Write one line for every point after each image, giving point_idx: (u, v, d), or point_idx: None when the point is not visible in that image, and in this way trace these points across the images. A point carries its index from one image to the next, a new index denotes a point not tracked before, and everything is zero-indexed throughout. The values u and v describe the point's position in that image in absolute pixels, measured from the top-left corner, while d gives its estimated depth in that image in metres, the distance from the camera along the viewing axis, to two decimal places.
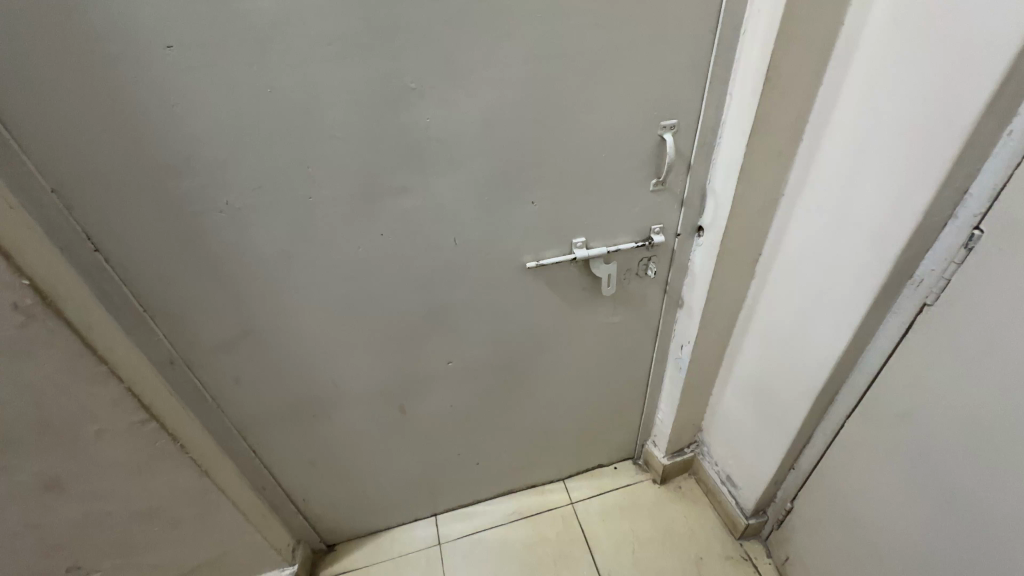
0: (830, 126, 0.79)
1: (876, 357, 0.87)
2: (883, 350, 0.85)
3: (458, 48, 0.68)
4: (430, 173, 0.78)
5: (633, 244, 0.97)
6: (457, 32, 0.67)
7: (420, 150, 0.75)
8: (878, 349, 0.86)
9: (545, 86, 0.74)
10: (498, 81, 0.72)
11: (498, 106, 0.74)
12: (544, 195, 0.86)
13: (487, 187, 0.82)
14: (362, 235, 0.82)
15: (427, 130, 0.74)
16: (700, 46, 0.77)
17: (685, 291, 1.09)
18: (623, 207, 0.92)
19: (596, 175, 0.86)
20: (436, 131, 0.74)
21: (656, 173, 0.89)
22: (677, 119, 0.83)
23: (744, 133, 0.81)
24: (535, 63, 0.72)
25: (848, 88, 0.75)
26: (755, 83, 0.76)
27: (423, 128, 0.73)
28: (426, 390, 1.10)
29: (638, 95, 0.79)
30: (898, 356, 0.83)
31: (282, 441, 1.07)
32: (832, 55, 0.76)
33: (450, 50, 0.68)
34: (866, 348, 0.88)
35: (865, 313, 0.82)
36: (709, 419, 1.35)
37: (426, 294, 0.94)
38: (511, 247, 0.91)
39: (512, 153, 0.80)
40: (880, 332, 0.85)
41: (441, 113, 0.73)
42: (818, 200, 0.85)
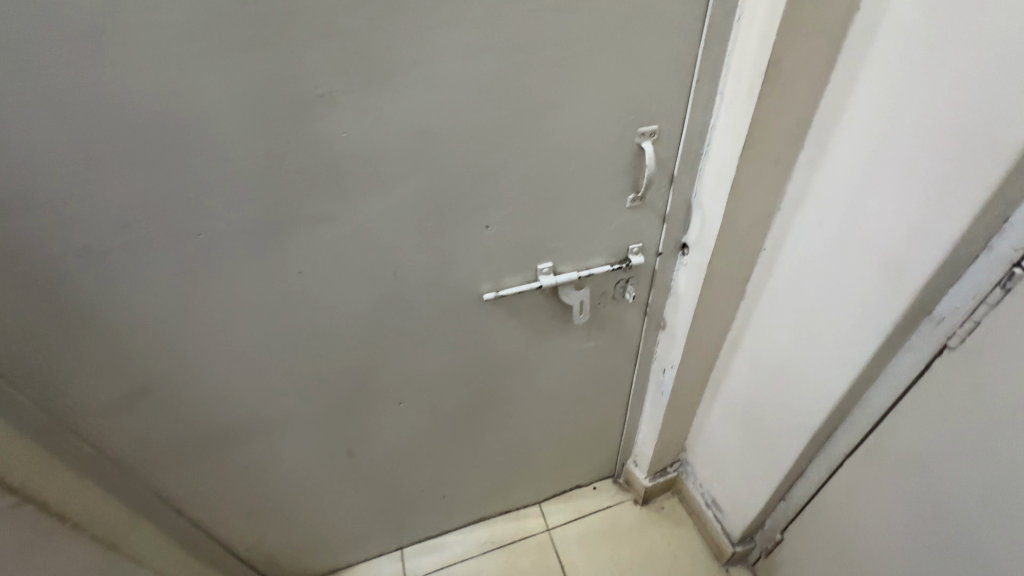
0: (838, 133, 0.66)
1: (882, 399, 0.76)
2: (892, 391, 0.74)
3: (376, 40, 0.52)
4: (356, 196, 0.63)
5: (608, 266, 0.83)
6: (371, 20, 0.51)
7: (339, 169, 0.60)
8: (886, 390, 0.75)
9: (494, 86, 0.59)
10: (432, 82, 0.56)
11: (437, 115, 0.59)
12: (502, 216, 0.72)
13: (429, 212, 0.67)
14: (276, 272, 0.67)
15: (344, 145, 0.58)
16: (686, 35, 0.62)
17: (667, 312, 0.97)
18: (596, 226, 0.78)
19: (562, 192, 0.72)
20: (356, 146, 0.59)
21: (633, 188, 0.75)
22: (658, 125, 0.69)
23: (737, 141, 0.68)
24: (479, 58, 0.56)
25: (863, 89, 0.62)
26: (752, 83, 0.63)
27: (339, 143, 0.58)
28: (376, 431, 0.97)
29: (611, 97, 0.64)
30: (909, 400, 0.72)
31: (211, 495, 0.93)
32: (842, 49, 0.63)
33: (365, 45, 0.52)
34: (872, 386, 0.77)
35: (874, 351, 0.71)
36: (694, 439, 1.26)
37: (365, 332, 0.80)
38: (464, 277, 0.77)
39: (458, 171, 0.65)
40: (890, 371, 0.74)
41: (361, 123, 0.57)
42: (821, 220, 0.73)
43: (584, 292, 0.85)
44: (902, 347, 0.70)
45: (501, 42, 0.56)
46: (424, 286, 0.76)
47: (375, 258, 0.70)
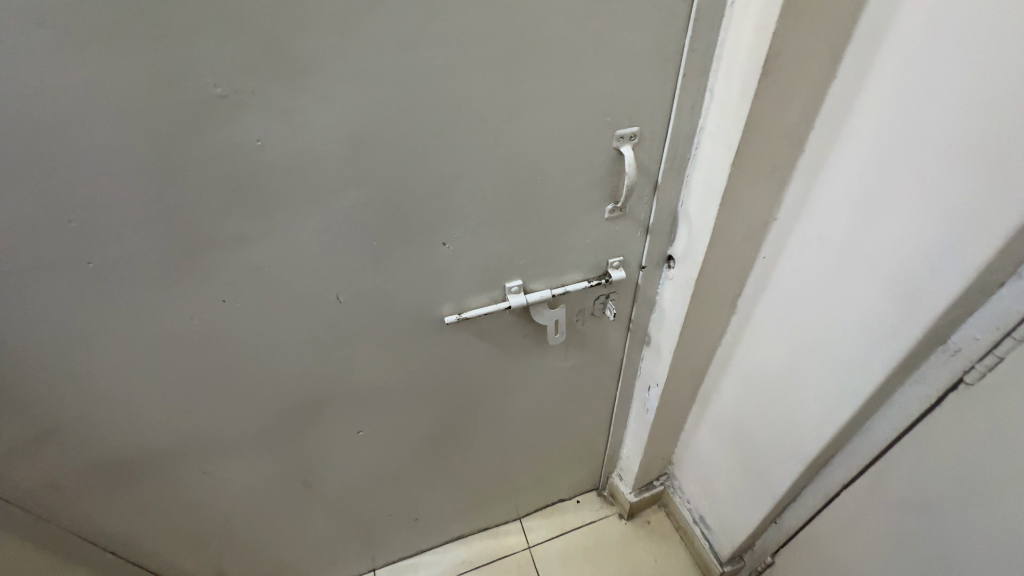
0: (845, 136, 0.58)
1: (884, 431, 0.69)
2: (896, 424, 0.67)
3: (286, 28, 0.42)
4: (281, 214, 0.53)
5: (586, 283, 0.75)
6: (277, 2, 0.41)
7: (256, 183, 0.50)
8: (889, 421, 0.68)
9: (441, 82, 0.49)
10: (364, 80, 0.47)
11: (373, 118, 0.49)
12: (461, 232, 0.62)
13: (373, 229, 0.58)
14: (195, 299, 0.58)
15: (260, 154, 0.48)
16: (671, 22, 0.52)
17: (652, 328, 0.89)
18: (570, 239, 0.69)
19: (530, 204, 0.63)
20: (274, 156, 0.49)
21: (612, 197, 0.66)
22: (639, 126, 0.60)
23: (730, 145, 0.59)
24: (419, 49, 0.47)
25: (876, 85, 0.53)
26: (746, 79, 0.53)
27: (253, 153, 0.48)
28: (334, 460, 0.89)
29: (583, 95, 0.55)
30: (915, 434, 0.65)
31: (151, 534, 0.85)
32: (852, 39, 0.54)
33: (273, 35, 0.42)
34: (873, 417, 0.70)
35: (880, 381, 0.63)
36: (680, 454, 1.19)
37: (311, 360, 0.71)
38: (421, 299, 0.68)
39: (403, 183, 0.55)
40: (894, 403, 0.66)
41: (278, 129, 0.47)
42: (822, 234, 0.64)
43: (559, 311, 0.76)
44: (911, 378, 0.63)
45: (446, 31, 0.46)
46: (375, 309, 0.67)
47: (314, 282, 0.61)
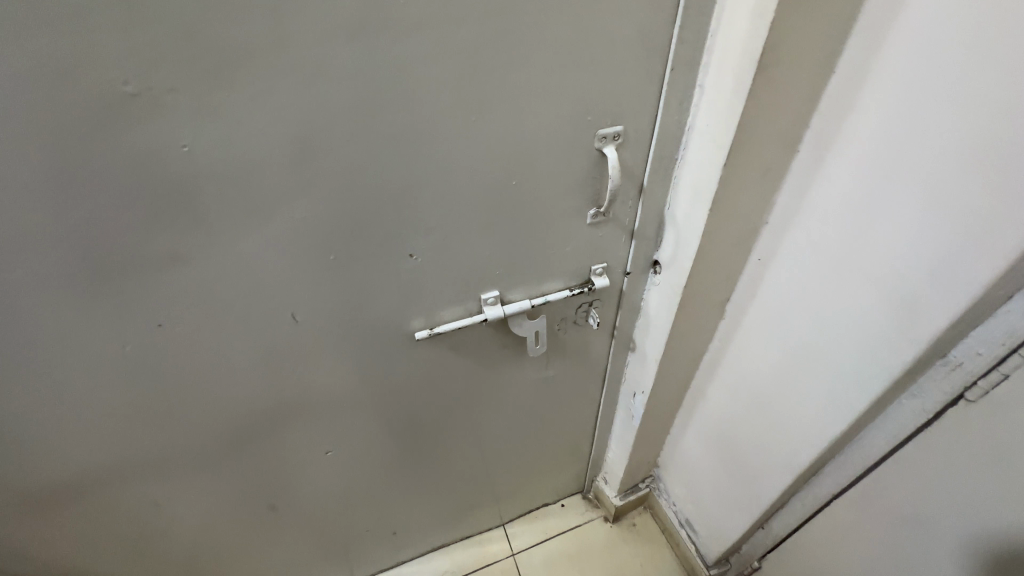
0: (844, 135, 0.54)
1: (876, 443, 0.66)
2: (888, 437, 0.64)
3: (206, 11, 0.36)
4: (218, 228, 0.47)
5: (567, 292, 0.70)
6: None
7: (185, 194, 0.44)
8: (881, 435, 0.65)
9: (398, 77, 0.43)
10: (306, 73, 0.40)
11: (321, 120, 0.43)
12: (429, 242, 0.57)
13: (330, 242, 0.52)
14: (127, 322, 0.51)
15: (188, 161, 0.42)
16: (658, 9, 0.47)
17: (638, 334, 0.85)
18: (550, 247, 0.64)
19: (505, 210, 0.57)
20: (204, 162, 0.42)
21: (595, 202, 0.61)
22: (623, 125, 0.55)
23: (721, 145, 0.54)
24: (370, 38, 0.40)
25: (880, 80, 0.49)
26: (740, 73, 0.48)
27: (178, 159, 0.41)
28: (302, 481, 0.83)
29: (561, 92, 0.50)
30: (910, 448, 0.62)
31: (101, 567, 0.78)
32: (854, 30, 0.49)
33: (193, 23, 0.36)
34: (865, 429, 0.67)
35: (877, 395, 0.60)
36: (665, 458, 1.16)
37: (269, 383, 0.65)
38: (389, 314, 0.62)
39: (361, 191, 0.49)
40: (888, 416, 0.63)
41: (206, 132, 0.41)
42: (818, 239, 0.60)
43: (540, 321, 0.71)
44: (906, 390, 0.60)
45: (401, 16, 0.40)
46: (336, 327, 0.61)
47: (266, 299, 0.55)
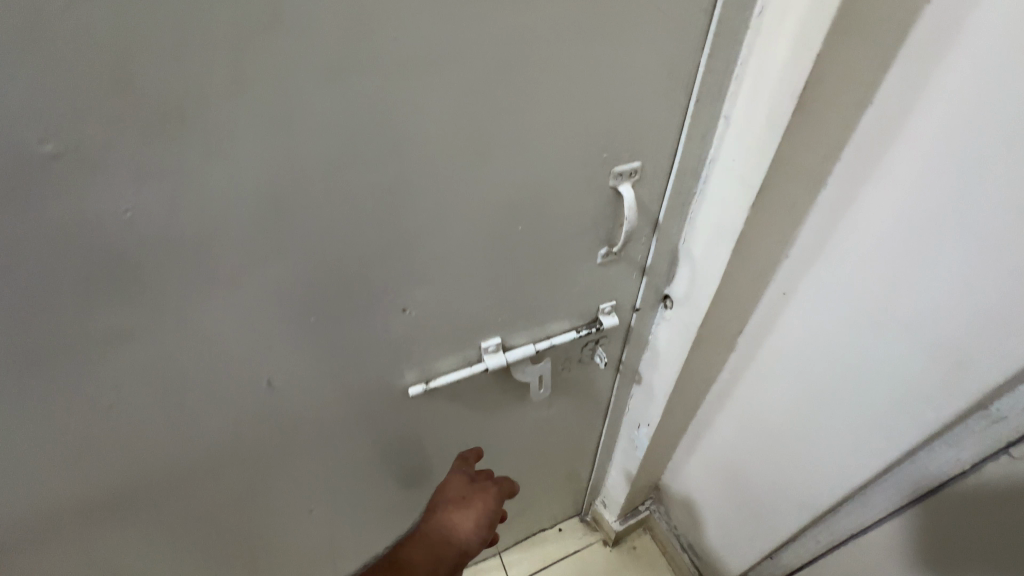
0: (883, 170, 0.49)
1: (896, 490, 0.62)
2: (908, 484, 0.60)
3: (147, 51, 0.28)
4: (176, 297, 0.39)
5: (574, 333, 0.65)
6: (127, 13, 0.27)
7: (132, 263, 0.36)
8: (901, 482, 0.61)
9: (390, 120, 0.36)
10: (277, 121, 0.33)
11: (298, 171, 0.36)
12: (425, 294, 0.50)
13: (311, 303, 0.45)
14: (62, 417, 0.42)
15: (133, 227, 0.34)
16: (686, 36, 0.41)
17: (644, 367, 0.80)
18: (557, 288, 0.58)
19: (510, 255, 0.51)
20: (154, 227, 0.35)
21: (607, 241, 0.56)
22: (640, 161, 0.49)
23: (749, 184, 0.49)
24: (356, 77, 0.33)
25: (928, 117, 0.44)
26: (776, 109, 0.43)
27: (121, 225, 0.34)
28: (281, 555, 0.74)
29: (575, 129, 0.44)
30: (933, 497, 0.58)
31: None
32: (898, 56, 0.44)
33: (131, 67, 0.28)
34: (880, 476, 0.63)
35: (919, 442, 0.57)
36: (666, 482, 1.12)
37: (240, 460, 0.55)
38: (379, 370, 0.56)
39: (347, 246, 0.42)
40: (912, 467, 0.59)
41: (155, 193, 0.33)
42: (849, 278, 0.56)
43: (543, 363, 0.66)
44: (932, 439, 0.55)
45: (392, 50, 0.33)
46: (320, 389, 0.54)
47: (236, 368, 0.47)
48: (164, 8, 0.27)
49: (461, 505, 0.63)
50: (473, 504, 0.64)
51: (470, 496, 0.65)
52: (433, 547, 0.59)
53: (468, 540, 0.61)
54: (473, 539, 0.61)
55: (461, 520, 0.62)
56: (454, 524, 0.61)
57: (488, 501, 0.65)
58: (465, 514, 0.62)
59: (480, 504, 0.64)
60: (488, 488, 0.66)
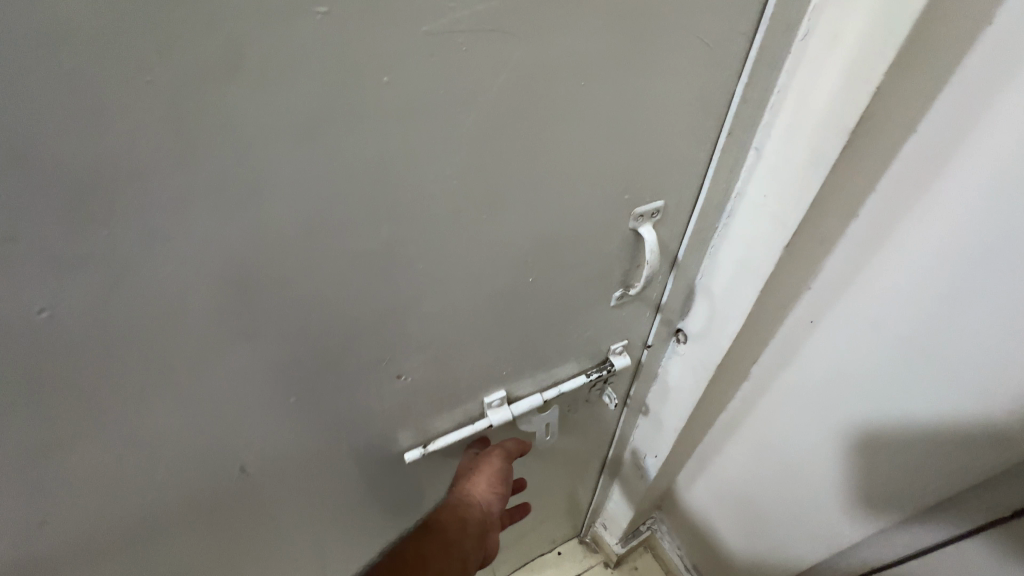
0: (926, 205, 0.43)
1: (922, 534, 0.59)
2: (934, 528, 0.57)
3: (52, 119, 0.21)
4: (118, 399, 0.32)
5: (583, 377, 0.59)
6: (13, 70, 0.19)
7: (55, 369, 0.28)
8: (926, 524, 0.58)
9: (379, 180, 0.29)
10: (239, 191, 0.26)
11: (269, 245, 0.29)
12: (423, 356, 0.44)
13: (289, 381, 0.38)
14: None
15: (54, 328, 0.26)
16: (724, 65, 0.36)
17: (652, 400, 0.75)
18: (567, 334, 0.53)
19: (517, 308, 0.45)
20: (81, 326, 0.27)
21: (623, 283, 0.50)
22: (663, 200, 0.43)
23: (784, 223, 0.44)
24: (336, 135, 0.26)
25: (980, 150, 0.39)
26: (822, 145, 0.38)
27: (36, 328, 0.26)
28: None
29: (596, 171, 0.38)
30: (961, 545, 0.55)
31: None
32: (953, 79, 0.38)
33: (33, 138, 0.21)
34: (906, 517, 0.60)
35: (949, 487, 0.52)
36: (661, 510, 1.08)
37: (210, 555, 0.48)
38: (371, 440, 0.49)
39: (331, 319, 0.35)
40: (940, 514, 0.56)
41: (79, 288, 0.26)
42: (877, 317, 0.51)
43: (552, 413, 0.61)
44: (966, 491, 0.52)
45: (381, 101, 0.26)
46: (301, 473, 0.46)
47: (201, 466, 0.39)
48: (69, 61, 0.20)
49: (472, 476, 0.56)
50: (483, 469, 0.57)
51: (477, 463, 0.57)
52: (456, 512, 0.54)
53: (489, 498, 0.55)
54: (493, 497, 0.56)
55: (475, 484, 0.56)
56: (470, 490, 0.56)
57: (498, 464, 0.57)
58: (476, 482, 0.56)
59: (489, 470, 0.56)
60: (493, 451, 0.58)
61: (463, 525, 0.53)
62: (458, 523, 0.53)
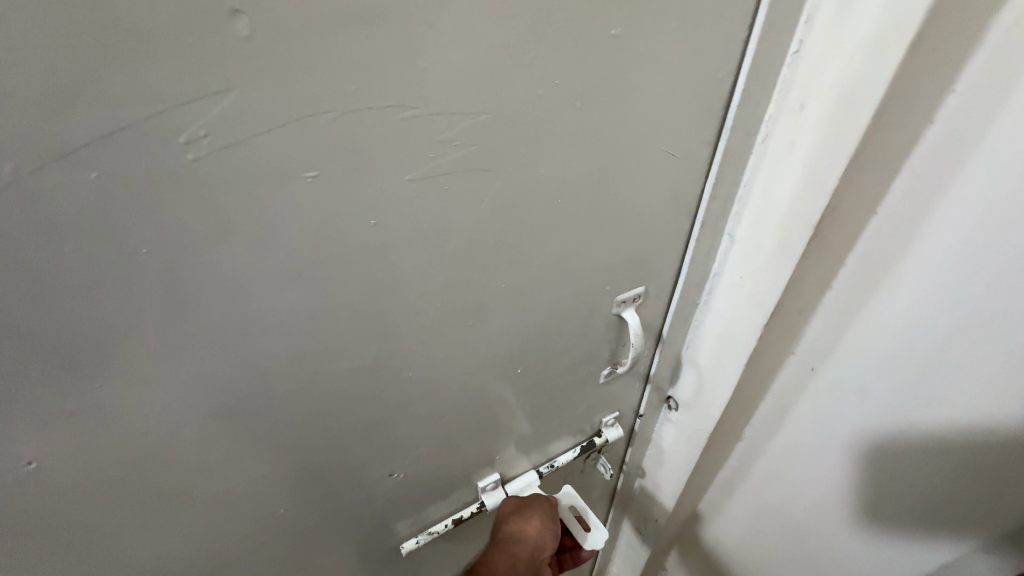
0: (894, 279, 0.45)
1: None
2: None
3: (45, 296, 0.21)
4: (100, 542, 0.30)
5: (575, 450, 0.59)
6: (13, 259, 0.20)
7: (32, 524, 0.27)
8: None
9: (368, 303, 0.30)
10: (229, 332, 0.26)
11: (260, 373, 0.29)
12: (415, 451, 0.43)
13: (279, 495, 0.37)
14: None
15: (36, 483, 0.26)
16: (691, 168, 0.38)
17: (648, 464, 0.74)
18: (559, 412, 0.53)
19: (507, 396, 0.45)
20: (63, 476, 0.26)
21: (611, 360, 0.51)
22: (644, 285, 0.45)
23: (763, 303, 0.45)
24: (326, 272, 0.27)
25: (937, 230, 0.41)
26: (790, 236, 0.40)
27: (14, 486, 0.25)
28: None
29: (577, 269, 0.39)
30: None
31: None
32: (906, 167, 0.40)
33: (32, 313, 0.21)
34: None
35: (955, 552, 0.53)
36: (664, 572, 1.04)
37: None
38: (364, 540, 0.47)
39: (323, 430, 0.35)
40: None
41: (63, 441, 0.25)
42: (862, 383, 0.52)
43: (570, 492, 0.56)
44: (966, 556, 0.52)
45: (369, 238, 0.27)
46: None
47: None
48: (59, 244, 0.20)
49: (522, 514, 0.52)
50: (533, 509, 0.52)
51: (527, 501, 0.53)
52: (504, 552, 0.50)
53: (542, 540, 0.50)
54: (546, 538, 0.51)
55: (526, 522, 0.51)
56: (520, 529, 0.51)
57: (546, 507, 0.53)
58: (526, 523, 0.52)
59: (539, 515, 0.52)
60: (540, 496, 0.54)
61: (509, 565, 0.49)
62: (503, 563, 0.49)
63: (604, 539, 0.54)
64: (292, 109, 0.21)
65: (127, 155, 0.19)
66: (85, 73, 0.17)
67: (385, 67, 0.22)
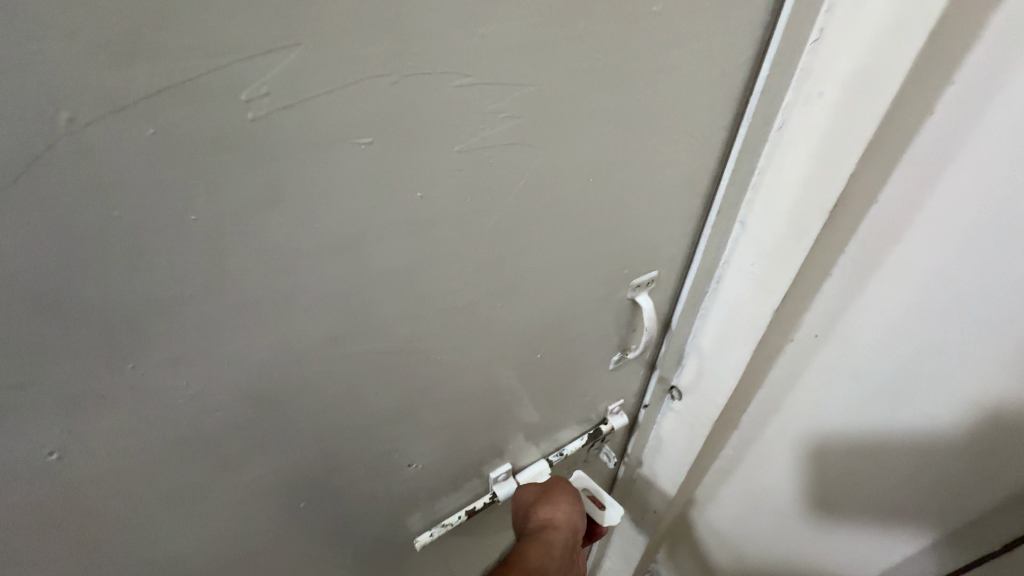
0: (889, 266, 0.47)
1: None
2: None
3: (83, 264, 0.19)
4: (115, 537, 0.28)
5: (582, 438, 0.59)
6: (55, 223, 0.18)
7: (50, 515, 0.25)
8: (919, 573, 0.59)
9: (403, 284, 0.29)
10: (267, 310, 0.25)
11: (292, 356, 0.28)
12: (432, 442, 0.42)
13: (298, 489, 0.35)
14: None
15: (56, 471, 0.24)
16: (710, 153, 0.39)
17: (648, 455, 0.75)
18: (569, 401, 0.53)
19: (523, 383, 0.45)
20: (84, 464, 0.25)
21: (621, 347, 0.51)
22: (658, 269, 0.46)
23: (773, 287, 0.47)
24: (368, 248, 0.26)
25: (930, 219, 0.43)
26: (803, 219, 0.42)
27: (33, 474, 0.23)
28: None
29: (598, 253, 0.39)
30: None
31: None
32: (904, 156, 0.42)
33: (67, 283, 0.20)
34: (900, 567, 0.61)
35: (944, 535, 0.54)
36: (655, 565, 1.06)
37: None
38: (377, 536, 0.46)
39: (346, 419, 0.34)
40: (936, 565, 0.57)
41: (87, 426, 0.24)
42: (856, 370, 0.54)
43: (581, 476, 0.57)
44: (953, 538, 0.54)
45: (411, 213, 0.26)
46: None
47: None
48: (105, 207, 0.19)
49: (549, 499, 0.51)
50: (559, 493, 0.52)
51: (549, 487, 0.52)
52: (541, 539, 0.46)
53: (573, 521, 0.49)
54: (576, 520, 0.50)
55: (554, 505, 0.50)
56: (549, 514, 0.50)
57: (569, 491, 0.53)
58: (554, 508, 0.50)
59: (566, 499, 0.51)
60: (561, 481, 0.54)
61: (549, 550, 0.46)
62: (542, 548, 0.46)
63: (619, 515, 0.55)
64: (354, 69, 0.21)
65: (185, 112, 0.18)
66: (156, 18, 0.16)
67: (444, 32, 0.22)
